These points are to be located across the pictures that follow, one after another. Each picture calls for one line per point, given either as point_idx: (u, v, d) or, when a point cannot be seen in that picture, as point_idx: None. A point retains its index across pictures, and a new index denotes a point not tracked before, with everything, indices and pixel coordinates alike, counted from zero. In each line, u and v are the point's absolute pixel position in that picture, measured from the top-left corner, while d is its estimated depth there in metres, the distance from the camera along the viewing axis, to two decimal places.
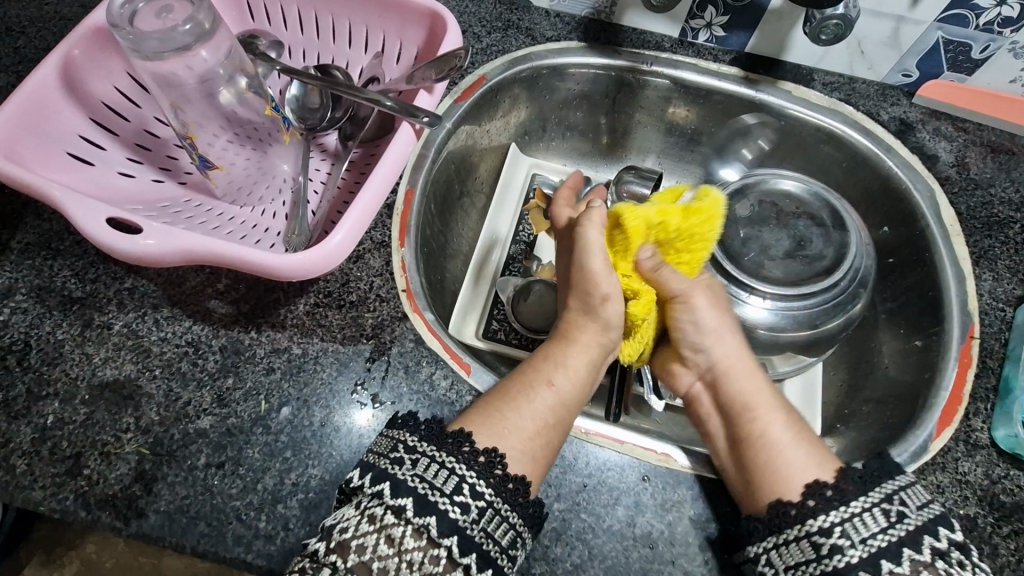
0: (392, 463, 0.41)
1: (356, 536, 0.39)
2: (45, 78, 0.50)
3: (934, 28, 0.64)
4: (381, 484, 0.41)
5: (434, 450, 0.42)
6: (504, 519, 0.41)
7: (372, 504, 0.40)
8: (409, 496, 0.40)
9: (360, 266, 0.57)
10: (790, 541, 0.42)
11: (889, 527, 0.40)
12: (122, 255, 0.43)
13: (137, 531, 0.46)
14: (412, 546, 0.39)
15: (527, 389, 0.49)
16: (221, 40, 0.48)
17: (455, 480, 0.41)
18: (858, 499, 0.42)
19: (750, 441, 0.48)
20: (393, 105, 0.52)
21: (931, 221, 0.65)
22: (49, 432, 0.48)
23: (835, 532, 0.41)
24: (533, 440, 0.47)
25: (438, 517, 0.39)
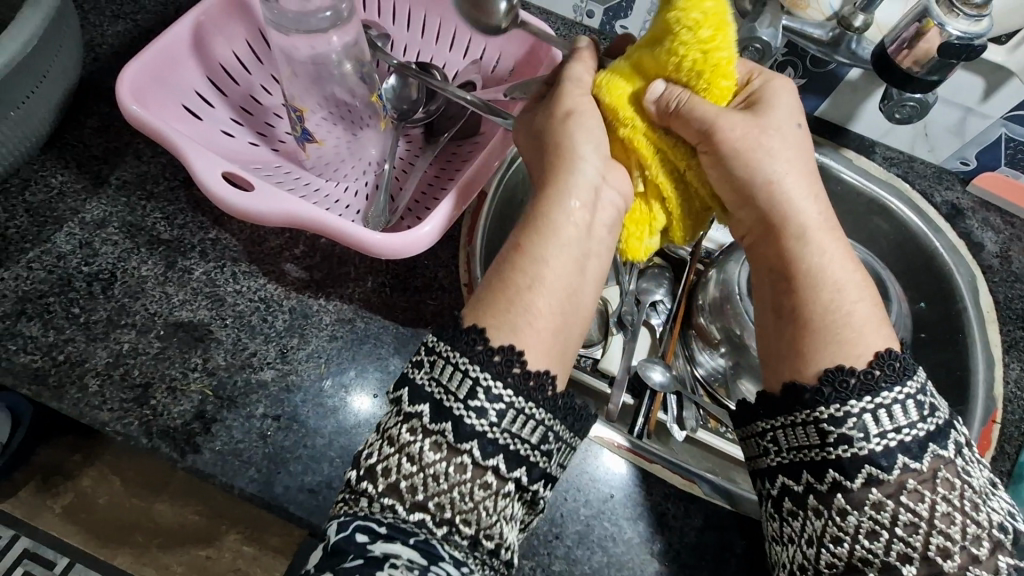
0: (412, 369, 0.42)
1: (386, 457, 0.39)
2: (177, 35, 0.54)
3: (1000, 124, 0.67)
4: (401, 391, 0.41)
5: (446, 349, 0.41)
6: (526, 415, 0.40)
7: (396, 422, 0.41)
8: (426, 402, 0.40)
9: (429, 255, 0.60)
10: (800, 425, 0.43)
11: (914, 422, 0.40)
12: (231, 209, 0.46)
13: (191, 465, 0.48)
14: (433, 458, 0.39)
15: (526, 276, 0.45)
16: (352, 29, 0.52)
17: (467, 382, 0.40)
18: (887, 393, 0.41)
19: (802, 323, 0.45)
20: (480, 103, 0.55)
21: (969, 305, 0.67)
22: (122, 359, 0.51)
23: (849, 423, 0.41)
24: (553, 338, 0.44)
25: (451, 422, 0.39)
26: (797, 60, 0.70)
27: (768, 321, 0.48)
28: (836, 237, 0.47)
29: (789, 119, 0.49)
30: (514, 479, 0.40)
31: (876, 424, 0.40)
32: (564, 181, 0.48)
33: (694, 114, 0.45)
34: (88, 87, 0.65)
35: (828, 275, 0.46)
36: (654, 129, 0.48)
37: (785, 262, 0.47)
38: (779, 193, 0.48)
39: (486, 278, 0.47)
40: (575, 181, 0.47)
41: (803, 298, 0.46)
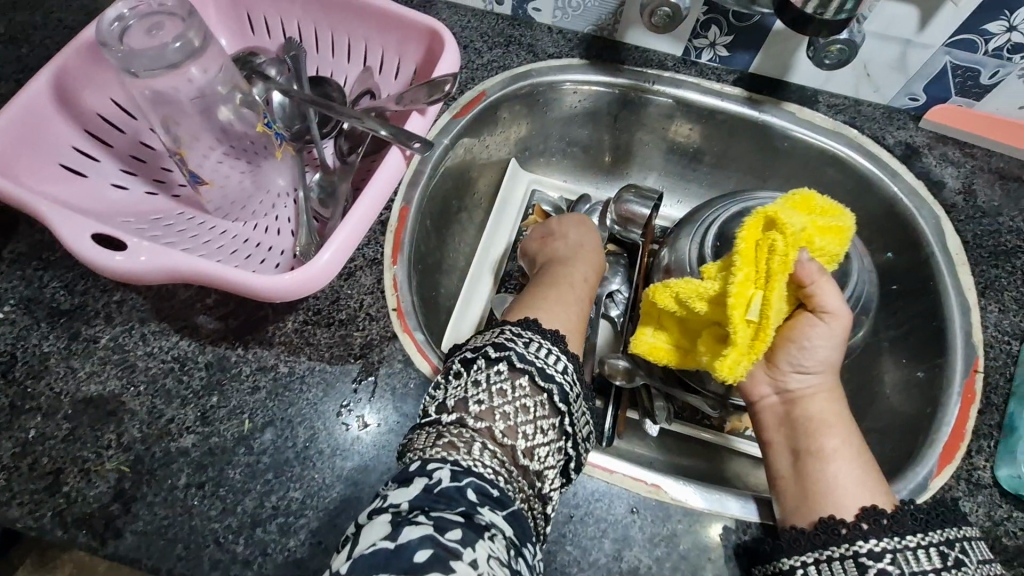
0: (511, 340, 0.48)
1: (484, 404, 0.44)
2: (39, 90, 0.50)
3: (941, 53, 0.63)
4: (506, 352, 0.46)
5: (540, 336, 0.49)
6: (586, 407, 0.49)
7: (498, 375, 0.45)
8: (531, 368, 0.46)
9: (351, 284, 0.56)
10: (835, 559, 0.42)
11: (942, 569, 0.40)
12: (107, 273, 0.42)
13: (113, 552, 0.45)
14: (540, 415, 0.45)
15: (558, 301, 0.57)
16: (212, 57, 0.47)
17: (562, 360, 0.48)
18: (915, 535, 0.42)
19: (811, 474, 0.46)
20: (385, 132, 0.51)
21: (936, 248, 0.63)
22: (30, 447, 0.48)
23: (885, 558, 0.41)
24: (577, 323, 0.56)
25: (557, 386, 0.46)
26: (719, 17, 0.67)
27: (779, 463, 0.49)
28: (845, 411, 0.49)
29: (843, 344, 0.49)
30: (578, 454, 0.47)
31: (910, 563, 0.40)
32: (580, 263, 0.64)
33: (806, 275, 0.47)
34: None
35: (844, 440, 0.47)
36: (775, 269, 0.47)
37: (808, 424, 0.48)
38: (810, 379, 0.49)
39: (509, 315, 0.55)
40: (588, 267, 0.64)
41: (819, 450, 0.47)
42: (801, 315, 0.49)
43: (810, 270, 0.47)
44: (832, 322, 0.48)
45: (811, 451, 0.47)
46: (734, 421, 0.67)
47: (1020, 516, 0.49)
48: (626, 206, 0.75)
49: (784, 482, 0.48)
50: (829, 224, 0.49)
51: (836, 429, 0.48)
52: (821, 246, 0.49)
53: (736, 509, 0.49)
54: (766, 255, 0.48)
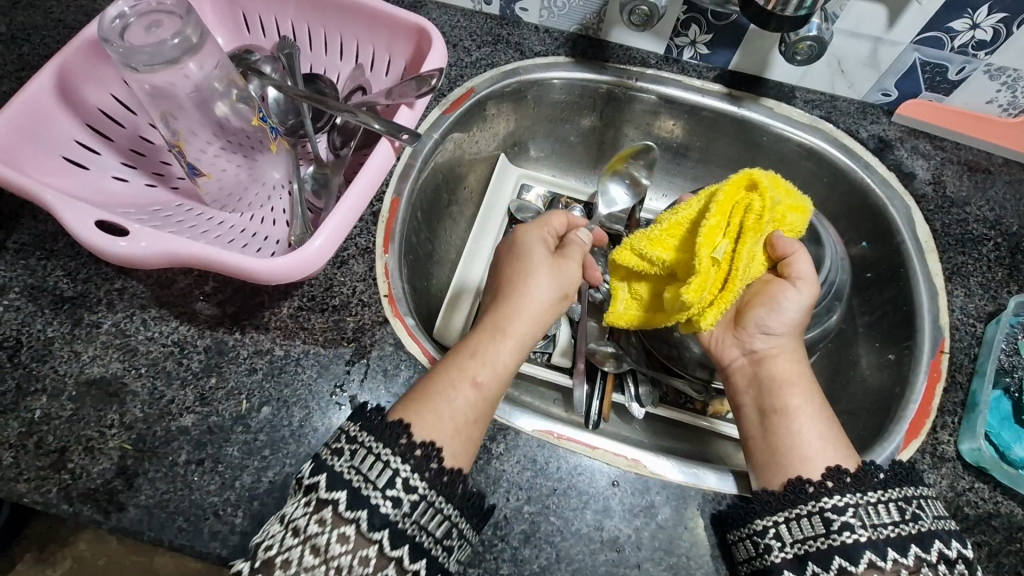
0: (331, 455, 0.43)
1: (304, 557, 0.40)
2: (43, 85, 0.52)
3: (911, 49, 0.66)
4: (319, 475, 0.42)
5: (372, 441, 0.43)
6: (438, 509, 0.42)
7: (310, 513, 0.41)
8: (343, 490, 0.41)
9: (344, 271, 0.58)
10: (802, 516, 0.44)
11: (900, 522, 0.43)
12: (110, 258, 0.44)
13: (116, 525, 0.47)
14: (340, 551, 0.40)
15: (462, 375, 0.49)
16: (209, 53, 0.50)
17: (388, 473, 0.42)
18: (875, 491, 0.44)
19: (778, 429, 0.50)
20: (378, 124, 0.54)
21: (907, 237, 0.66)
22: (35, 426, 0.50)
23: (847, 512, 0.43)
24: (461, 442, 0.46)
25: (367, 515, 0.40)
26: (698, 16, 0.70)
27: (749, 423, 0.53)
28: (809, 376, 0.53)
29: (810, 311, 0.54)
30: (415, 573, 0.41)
31: (869, 516, 0.43)
32: (513, 313, 0.54)
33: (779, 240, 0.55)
34: None
35: (809, 401, 0.51)
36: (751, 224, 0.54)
37: (775, 384, 0.52)
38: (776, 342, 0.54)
39: (408, 397, 0.48)
40: (523, 313, 0.54)
41: (784, 408, 0.51)
42: (776, 281, 0.55)
43: (784, 241, 0.54)
44: (802, 289, 0.53)
45: (779, 409, 0.51)
46: (717, 405, 0.70)
47: (982, 487, 0.52)
48: (612, 198, 0.78)
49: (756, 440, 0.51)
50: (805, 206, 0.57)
51: (799, 388, 0.52)
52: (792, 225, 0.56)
53: (714, 482, 0.52)
54: (742, 213, 0.55)
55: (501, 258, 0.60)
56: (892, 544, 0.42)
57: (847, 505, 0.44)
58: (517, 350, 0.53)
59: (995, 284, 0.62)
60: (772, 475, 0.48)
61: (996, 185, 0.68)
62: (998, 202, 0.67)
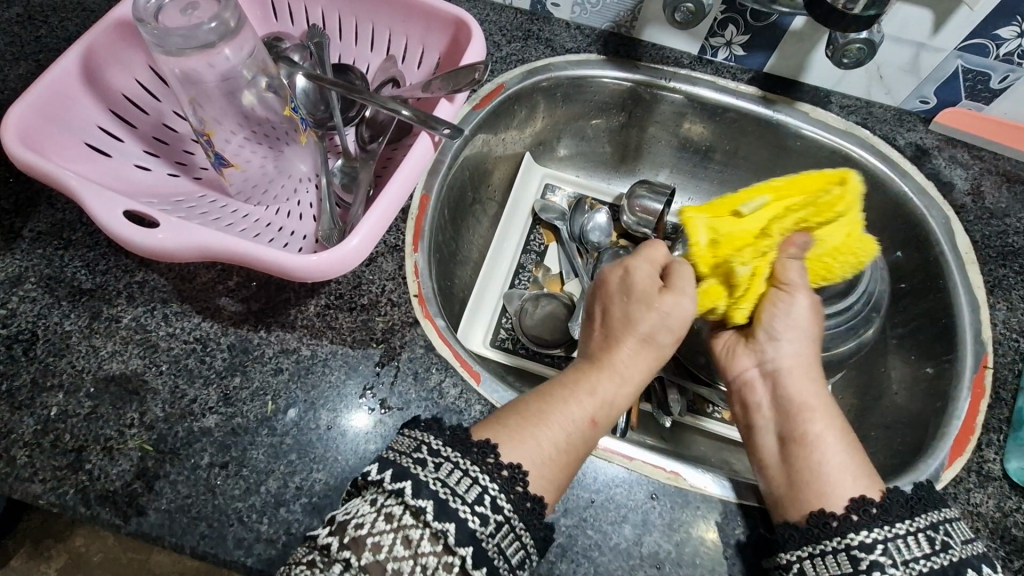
0: (414, 463, 0.41)
1: (383, 538, 0.38)
2: (67, 68, 0.50)
3: (954, 56, 0.65)
4: (402, 481, 0.39)
5: (458, 456, 0.42)
6: (519, 535, 0.41)
7: (395, 507, 0.39)
8: (430, 499, 0.39)
9: (373, 270, 0.56)
10: (828, 553, 0.43)
11: (932, 554, 0.41)
12: (136, 249, 0.42)
13: (136, 529, 0.45)
14: (428, 550, 0.38)
15: (572, 404, 0.48)
16: (245, 39, 0.48)
17: (477, 490, 0.40)
18: (903, 522, 0.43)
19: (803, 450, 0.49)
20: (411, 115, 0.51)
21: (946, 248, 0.64)
22: (51, 424, 0.48)
23: (876, 549, 0.42)
24: (556, 468, 0.45)
25: (461, 525, 0.38)
26: (737, 16, 0.68)
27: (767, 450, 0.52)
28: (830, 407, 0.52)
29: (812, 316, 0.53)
30: None
31: (899, 552, 0.41)
32: (635, 349, 0.52)
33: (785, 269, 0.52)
34: None
35: (826, 428, 0.50)
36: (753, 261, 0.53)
37: (794, 407, 0.51)
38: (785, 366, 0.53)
39: (502, 411, 0.48)
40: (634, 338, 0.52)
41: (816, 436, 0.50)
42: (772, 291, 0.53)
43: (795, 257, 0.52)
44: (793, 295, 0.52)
45: (798, 436, 0.50)
46: None
47: None
48: (639, 202, 0.76)
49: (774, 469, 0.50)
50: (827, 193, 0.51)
51: (818, 415, 0.51)
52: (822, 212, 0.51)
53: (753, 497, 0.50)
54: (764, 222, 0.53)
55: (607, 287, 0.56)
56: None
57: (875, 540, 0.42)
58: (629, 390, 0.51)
59: None
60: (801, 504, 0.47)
61: None
62: None
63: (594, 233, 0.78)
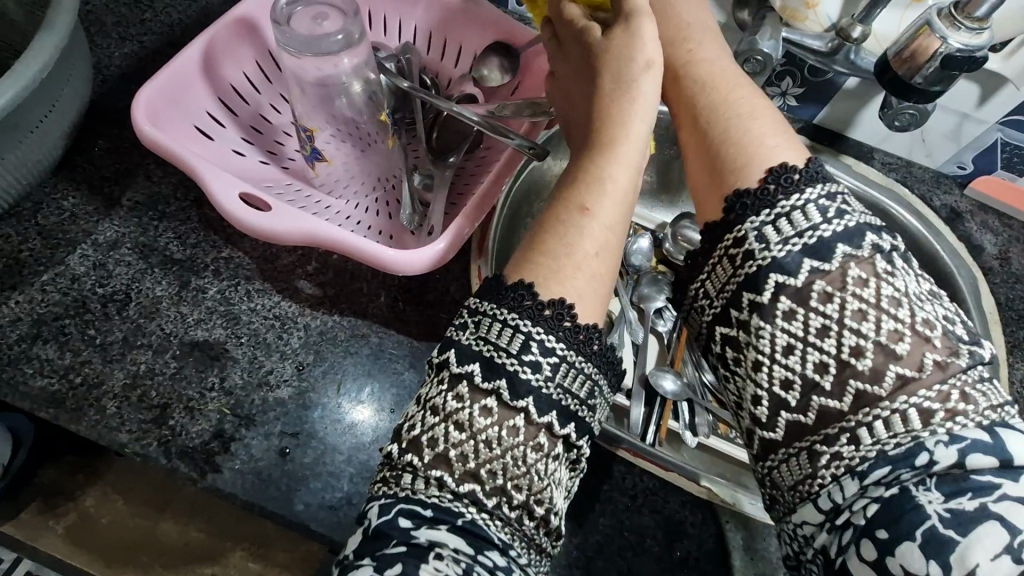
0: (456, 330, 0.40)
1: (437, 435, 0.37)
2: (189, 58, 0.55)
3: (995, 129, 0.69)
4: (446, 352, 0.39)
5: (494, 309, 0.39)
6: (585, 372, 0.39)
7: (443, 391, 0.38)
8: (476, 361, 0.38)
9: (441, 269, 0.60)
10: (716, 265, 0.41)
11: (815, 225, 0.38)
12: (250, 229, 0.47)
13: (211, 484, 0.48)
14: (485, 424, 0.37)
15: (569, 212, 0.45)
16: (359, 48, 0.52)
17: (520, 339, 0.38)
18: (766, 213, 0.40)
19: (725, 147, 0.45)
20: (481, 122, 0.57)
21: (973, 307, 0.68)
22: (139, 380, 0.51)
23: (772, 278, 0.39)
24: (591, 279, 0.42)
25: (509, 380, 0.37)
26: (795, 69, 0.72)
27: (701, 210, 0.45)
28: (770, 119, 0.46)
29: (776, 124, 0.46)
30: (565, 437, 0.38)
31: (776, 233, 0.39)
32: (631, 152, 0.48)
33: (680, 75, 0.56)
34: (97, 110, 0.65)
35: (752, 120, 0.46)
36: None
37: (708, 126, 0.48)
38: (703, 103, 0.49)
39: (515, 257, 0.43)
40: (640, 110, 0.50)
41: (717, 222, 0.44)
42: None
43: None
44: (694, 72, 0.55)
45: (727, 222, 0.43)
46: None
47: None
48: (682, 231, 0.79)
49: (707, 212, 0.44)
50: None
51: (742, 150, 0.45)
52: None
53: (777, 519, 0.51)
54: None
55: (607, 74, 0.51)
56: (808, 256, 0.38)
57: (760, 228, 0.40)
58: (621, 203, 0.46)
59: None
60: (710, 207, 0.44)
61: None
62: None
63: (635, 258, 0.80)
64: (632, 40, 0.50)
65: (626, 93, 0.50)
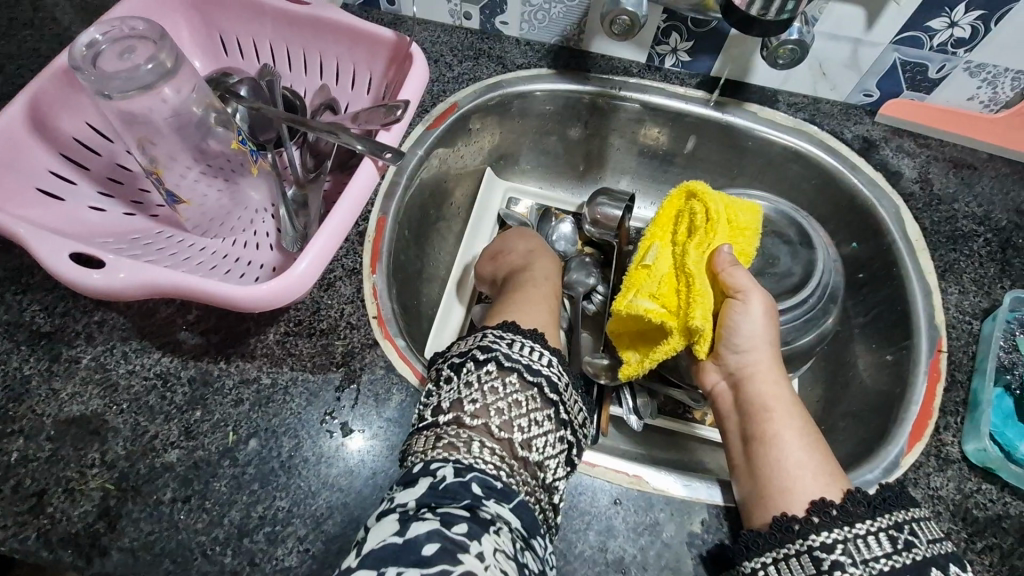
0: (493, 341, 0.49)
1: (478, 403, 0.45)
2: (14, 117, 0.51)
3: (890, 50, 0.66)
4: (492, 353, 0.48)
5: (520, 335, 0.51)
6: (577, 397, 0.51)
7: (488, 375, 0.47)
8: (517, 365, 0.47)
9: (331, 294, 0.57)
10: (790, 556, 0.42)
11: (894, 553, 0.40)
12: (85, 290, 0.43)
13: (100, 569, 0.45)
14: (535, 408, 0.46)
15: (538, 293, 0.61)
16: (186, 78, 0.48)
17: (546, 355, 0.50)
18: (864, 522, 0.42)
19: (766, 483, 0.47)
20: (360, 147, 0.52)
21: (897, 236, 0.66)
22: (12, 470, 0.48)
23: (835, 549, 0.41)
24: (547, 319, 0.58)
25: (546, 378, 0.48)
26: (679, 24, 0.69)
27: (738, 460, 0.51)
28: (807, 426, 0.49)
29: (770, 318, 0.53)
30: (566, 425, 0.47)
31: (862, 549, 0.40)
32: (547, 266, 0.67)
33: (733, 278, 0.53)
34: None
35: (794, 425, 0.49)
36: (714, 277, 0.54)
37: (756, 414, 0.51)
38: (757, 380, 0.52)
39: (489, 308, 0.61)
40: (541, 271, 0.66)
41: (755, 401, 0.51)
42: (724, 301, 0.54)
43: (727, 257, 0.54)
44: (747, 300, 0.52)
45: (762, 436, 0.49)
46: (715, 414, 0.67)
47: (989, 488, 0.51)
48: (599, 210, 0.77)
49: (746, 492, 0.48)
50: (744, 212, 0.59)
51: (778, 415, 0.50)
52: (713, 209, 0.57)
53: (704, 493, 0.50)
54: (686, 220, 0.59)
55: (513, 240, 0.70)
56: None
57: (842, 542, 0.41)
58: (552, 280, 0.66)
59: (987, 280, 0.62)
60: (758, 512, 0.46)
61: (982, 180, 0.68)
62: (985, 198, 0.67)
63: (559, 242, 0.80)
64: (751, 349, 0.52)
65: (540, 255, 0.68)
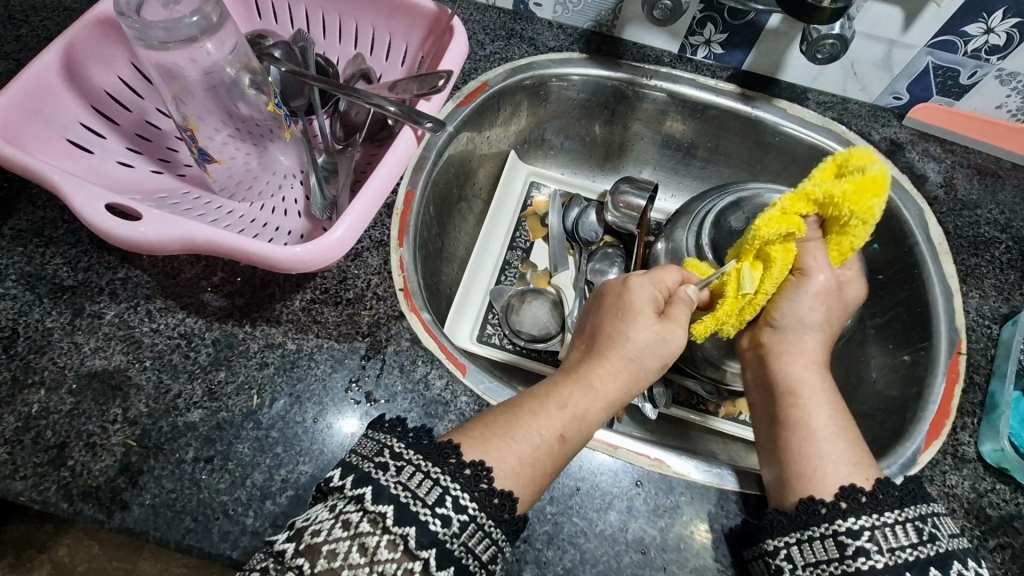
0: (376, 468, 0.40)
1: (347, 557, 0.37)
2: (47, 65, 0.50)
3: (924, 53, 0.66)
4: (362, 487, 0.39)
5: (420, 458, 0.40)
6: (486, 537, 0.39)
7: (371, 531, 0.37)
8: (390, 505, 0.38)
9: (358, 264, 0.57)
10: (815, 539, 0.43)
11: (919, 544, 0.41)
12: (121, 243, 0.42)
13: (120, 524, 0.45)
14: (386, 557, 0.37)
15: (543, 415, 0.46)
16: (228, 33, 0.48)
17: (438, 491, 0.39)
18: (892, 511, 0.42)
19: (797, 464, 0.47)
20: (396, 110, 0.52)
21: (921, 239, 0.66)
22: (33, 421, 0.47)
23: (863, 536, 0.41)
24: (530, 480, 0.44)
25: (422, 531, 0.37)
26: (715, 14, 0.69)
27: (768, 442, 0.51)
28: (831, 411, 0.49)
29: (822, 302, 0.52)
30: None
31: (887, 538, 0.41)
32: (618, 362, 0.50)
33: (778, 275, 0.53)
34: None
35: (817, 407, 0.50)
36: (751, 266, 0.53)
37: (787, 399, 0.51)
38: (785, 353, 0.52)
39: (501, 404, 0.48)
40: (606, 369, 0.50)
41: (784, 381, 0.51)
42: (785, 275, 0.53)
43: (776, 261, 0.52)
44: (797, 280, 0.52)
45: (787, 417, 0.50)
46: (728, 406, 0.68)
47: (1003, 488, 0.52)
48: (623, 198, 0.76)
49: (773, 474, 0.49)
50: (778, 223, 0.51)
51: (807, 399, 0.50)
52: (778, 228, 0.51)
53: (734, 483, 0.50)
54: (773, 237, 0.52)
55: (606, 304, 0.54)
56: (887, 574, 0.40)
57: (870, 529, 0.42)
58: (603, 402, 0.49)
59: (1007, 286, 0.63)
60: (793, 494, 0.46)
61: (1006, 189, 0.69)
62: (1007, 206, 0.68)
63: (586, 230, 0.79)
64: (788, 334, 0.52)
65: (620, 336, 0.51)
